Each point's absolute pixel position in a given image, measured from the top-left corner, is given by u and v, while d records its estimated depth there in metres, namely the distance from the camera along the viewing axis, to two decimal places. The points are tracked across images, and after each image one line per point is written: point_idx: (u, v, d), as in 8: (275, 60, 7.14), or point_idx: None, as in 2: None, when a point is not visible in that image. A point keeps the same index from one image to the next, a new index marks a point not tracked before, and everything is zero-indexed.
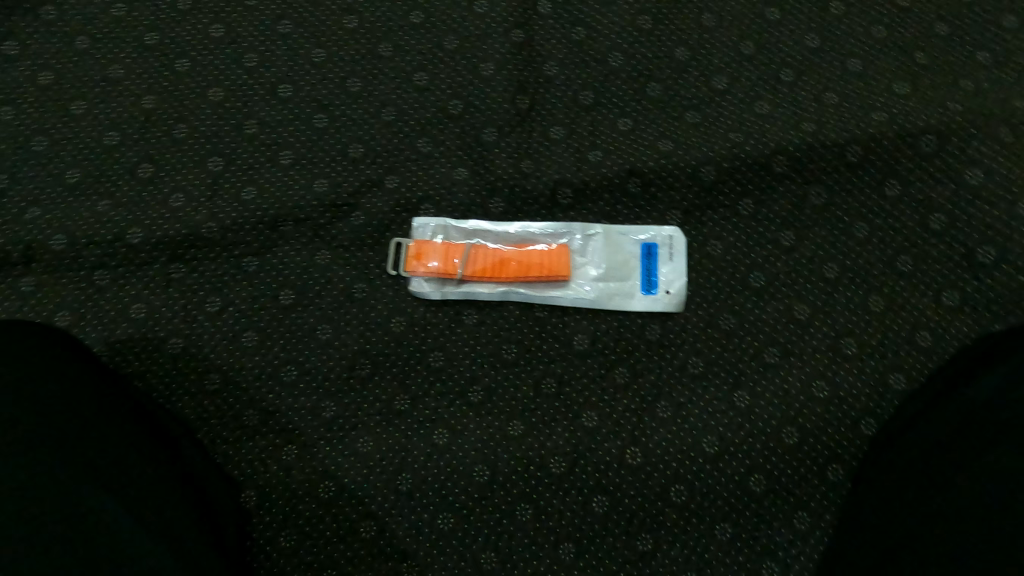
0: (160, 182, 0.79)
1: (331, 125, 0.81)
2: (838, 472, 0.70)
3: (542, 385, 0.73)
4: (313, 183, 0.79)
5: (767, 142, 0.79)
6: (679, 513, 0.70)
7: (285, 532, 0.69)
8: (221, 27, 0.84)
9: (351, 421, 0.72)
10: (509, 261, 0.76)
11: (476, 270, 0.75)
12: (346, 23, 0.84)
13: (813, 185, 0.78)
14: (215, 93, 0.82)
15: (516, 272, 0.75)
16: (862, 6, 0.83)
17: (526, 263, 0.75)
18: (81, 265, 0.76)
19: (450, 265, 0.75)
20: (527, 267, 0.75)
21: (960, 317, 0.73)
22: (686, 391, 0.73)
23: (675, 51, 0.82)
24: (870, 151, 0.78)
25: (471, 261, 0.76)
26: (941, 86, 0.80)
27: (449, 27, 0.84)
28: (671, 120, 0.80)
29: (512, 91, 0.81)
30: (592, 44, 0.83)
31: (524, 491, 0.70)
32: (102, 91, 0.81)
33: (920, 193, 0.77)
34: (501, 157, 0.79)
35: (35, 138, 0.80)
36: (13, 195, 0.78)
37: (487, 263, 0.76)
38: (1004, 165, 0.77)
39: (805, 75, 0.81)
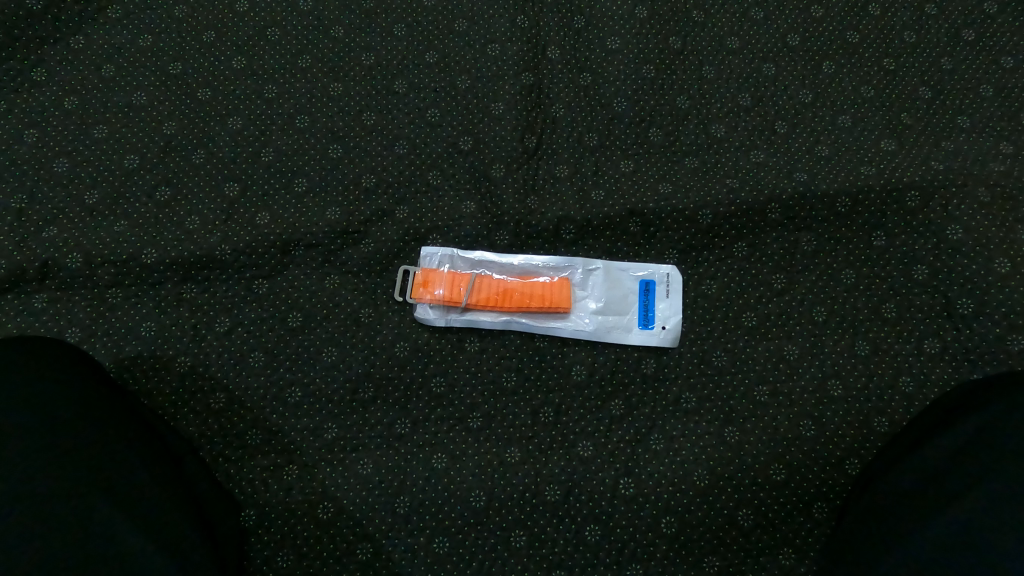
0: (176, 205, 0.81)
1: (344, 156, 0.83)
2: (822, 510, 0.72)
3: (539, 415, 0.76)
4: (324, 211, 0.81)
5: (764, 188, 0.82)
6: (669, 546, 0.71)
7: (283, 550, 0.71)
8: (242, 58, 0.87)
9: (352, 443, 0.75)
10: (512, 292, 0.78)
11: (480, 299, 0.78)
12: (363, 59, 0.87)
13: (807, 231, 0.81)
14: (234, 122, 0.85)
15: (519, 303, 0.78)
16: (853, 65, 0.87)
17: (528, 294, 0.78)
18: (95, 283, 0.78)
19: (455, 293, 0.78)
20: (529, 299, 0.78)
21: (940, 365, 0.76)
22: (679, 425, 0.75)
23: (678, 98, 0.86)
24: (861, 199, 0.81)
25: (476, 290, 0.78)
26: (924, 145, 0.84)
27: (462, 66, 0.87)
28: (672, 164, 0.83)
29: (520, 130, 0.84)
30: (599, 87, 0.86)
31: (518, 518, 0.72)
32: (124, 115, 0.84)
33: (904, 244, 0.80)
34: (507, 192, 0.82)
35: (56, 158, 0.82)
36: (33, 212, 0.80)
37: (492, 292, 0.78)
38: (982, 222, 0.80)
39: (798, 128, 0.85)
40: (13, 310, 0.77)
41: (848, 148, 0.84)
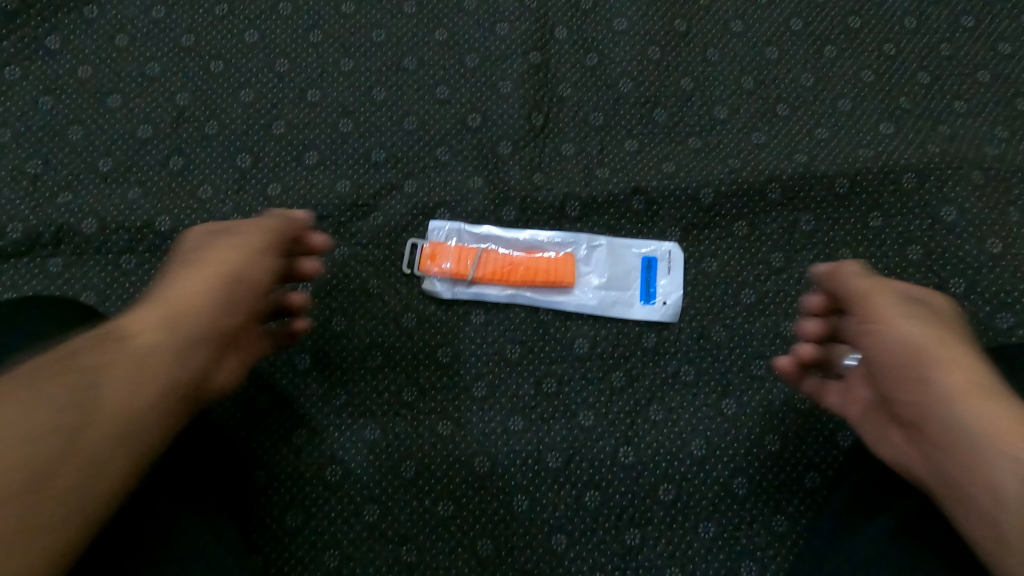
0: (189, 175, 0.83)
1: (354, 131, 0.85)
2: (814, 479, 0.75)
3: (543, 385, 0.78)
4: (334, 184, 0.83)
5: (765, 168, 0.84)
6: (666, 511, 0.74)
7: (292, 511, 0.73)
8: (255, 33, 0.88)
9: (360, 410, 0.77)
10: (517, 266, 0.80)
11: (486, 273, 0.79)
12: (373, 35, 0.88)
13: (806, 210, 0.83)
14: (246, 95, 0.86)
15: (524, 277, 0.79)
16: (855, 49, 0.89)
17: (533, 269, 0.80)
18: (109, 249, 0.80)
19: (462, 267, 0.79)
20: (534, 273, 0.79)
21: None
22: (678, 396, 0.77)
23: (683, 79, 0.87)
24: (859, 181, 0.83)
25: (482, 264, 0.80)
26: (921, 130, 0.86)
27: (471, 43, 0.88)
28: (675, 144, 0.85)
29: (527, 108, 0.86)
30: (606, 67, 0.87)
31: (521, 484, 0.75)
32: (138, 86, 0.86)
33: (899, 225, 0.82)
34: (514, 168, 0.84)
35: (71, 127, 0.84)
36: (48, 179, 0.82)
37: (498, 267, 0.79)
38: (976, 205, 0.82)
39: (800, 110, 0.87)
40: (28, 273, 0.78)
41: (847, 131, 0.86)
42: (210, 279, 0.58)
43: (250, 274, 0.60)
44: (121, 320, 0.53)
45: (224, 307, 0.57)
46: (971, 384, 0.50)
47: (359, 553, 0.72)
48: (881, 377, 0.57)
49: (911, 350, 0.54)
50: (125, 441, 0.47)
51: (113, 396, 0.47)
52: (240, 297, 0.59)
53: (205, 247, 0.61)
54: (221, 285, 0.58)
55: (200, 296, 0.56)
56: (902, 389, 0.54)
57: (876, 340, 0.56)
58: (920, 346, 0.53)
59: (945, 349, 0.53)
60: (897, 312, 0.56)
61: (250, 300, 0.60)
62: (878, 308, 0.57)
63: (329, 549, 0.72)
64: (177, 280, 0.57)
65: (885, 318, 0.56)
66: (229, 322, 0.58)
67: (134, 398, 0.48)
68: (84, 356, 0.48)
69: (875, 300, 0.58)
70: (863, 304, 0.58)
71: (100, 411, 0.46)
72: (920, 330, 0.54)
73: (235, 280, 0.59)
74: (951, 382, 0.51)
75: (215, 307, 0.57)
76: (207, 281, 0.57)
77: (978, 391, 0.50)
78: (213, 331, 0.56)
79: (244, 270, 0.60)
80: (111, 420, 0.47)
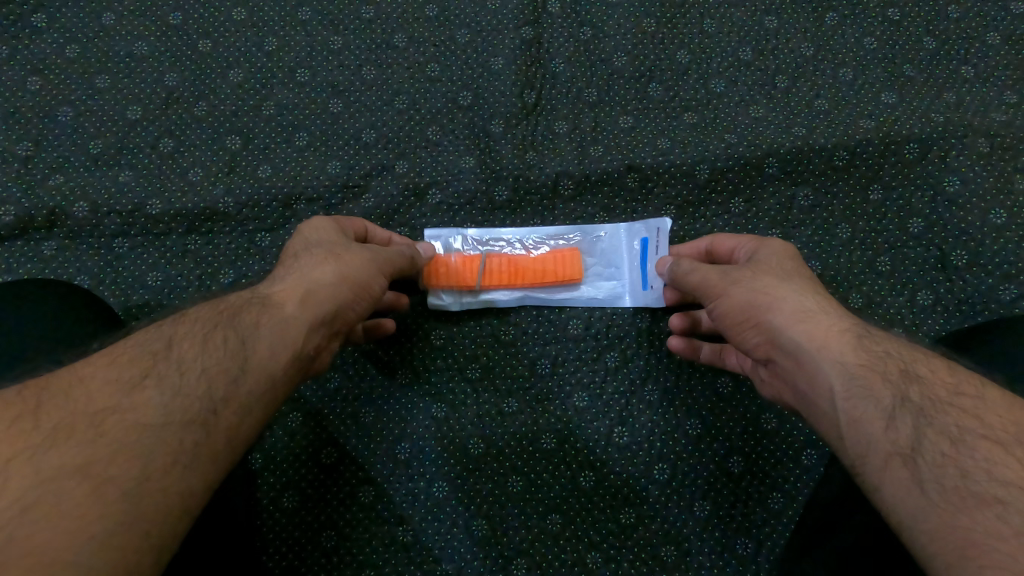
0: (179, 157, 0.82)
1: (344, 111, 0.84)
2: (811, 457, 0.74)
3: (537, 366, 0.77)
4: (325, 165, 0.82)
5: (762, 142, 0.82)
6: (661, 490, 0.74)
7: (288, 493, 0.74)
8: (243, 12, 0.87)
9: (354, 393, 0.77)
10: (524, 267, 0.77)
11: (492, 280, 0.77)
12: (362, 12, 0.87)
13: (804, 185, 0.81)
14: (235, 75, 0.85)
15: (532, 279, 0.76)
16: (857, 17, 0.86)
17: (540, 268, 0.77)
18: (102, 233, 0.80)
19: (467, 278, 0.76)
20: (542, 273, 0.77)
21: (934, 317, 0.76)
22: (673, 375, 0.77)
23: (679, 52, 0.85)
24: (859, 154, 0.81)
25: (488, 271, 0.77)
26: (926, 99, 0.83)
27: (462, 19, 0.86)
28: (671, 119, 0.83)
29: (519, 84, 0.84)
30: (599, 40, 0.85)
31: (516, 464, 0.75)
32: (126, 67, 0.85)
33: (901, 198, 0.80)
34: (507, 146, 0.82)
35: (60, 109, 0.83)
36: (39, 162, 0.82)
37: (504, 271, 0.76)
38: (980, 176, 0.80)
39: (799, 82, 0.84)
40: (22, 258, 0.79)
41: (848, 103, 0.84)
42: (337, 273, 0.59)
43: (369, 277, 0.62)
44: (270, 291, 0.57)
45: (347, 302, 0.59)
46: (798, 310, 0.55)
47: (355, 533, 0.73)
48: (733, 337, 0.60)
49: (747, 302, 0.57)
50: (267, 404, 0.51)
51: (261, 356, 0.51)
52: (359, 296, 0.61)
53: (327, 240, 0.64)
54: (351, 285, 0.60)
55: (335, 288, 0.58)
56: (751, 335, 0.58)
57: (717, 307, 0.61)
58: (750, 297, 0.57)
59: (771, 287, 0.58)
60: (725, 277, 0.60)
61: (365, 302, 0.62)
62: (709, 279, 0.62)
63: (326, 530, 0.73)
64: (321, 265, 0.60)
65: (720, 284, 0.60)
66: (345, 314, 0.60)
67: (278, 361, 0.52)
68: (244, 317, 0.53)
69: (706, 274, 0.63)
70: (702, 280, 0.63)
71: (255, 368, 0.51)
72: (747, 283, 0.59)
73: (358, 284, 0.61)
74: (778, 315, 0.55)
75: (342, 301, 0.59)
76: (339, 279, 0.59)
77: (803, 313, 0.55)
78: (332, 321, 0.58)
79: (367, 272, 0.62)
80: (263, 379, 0.51)
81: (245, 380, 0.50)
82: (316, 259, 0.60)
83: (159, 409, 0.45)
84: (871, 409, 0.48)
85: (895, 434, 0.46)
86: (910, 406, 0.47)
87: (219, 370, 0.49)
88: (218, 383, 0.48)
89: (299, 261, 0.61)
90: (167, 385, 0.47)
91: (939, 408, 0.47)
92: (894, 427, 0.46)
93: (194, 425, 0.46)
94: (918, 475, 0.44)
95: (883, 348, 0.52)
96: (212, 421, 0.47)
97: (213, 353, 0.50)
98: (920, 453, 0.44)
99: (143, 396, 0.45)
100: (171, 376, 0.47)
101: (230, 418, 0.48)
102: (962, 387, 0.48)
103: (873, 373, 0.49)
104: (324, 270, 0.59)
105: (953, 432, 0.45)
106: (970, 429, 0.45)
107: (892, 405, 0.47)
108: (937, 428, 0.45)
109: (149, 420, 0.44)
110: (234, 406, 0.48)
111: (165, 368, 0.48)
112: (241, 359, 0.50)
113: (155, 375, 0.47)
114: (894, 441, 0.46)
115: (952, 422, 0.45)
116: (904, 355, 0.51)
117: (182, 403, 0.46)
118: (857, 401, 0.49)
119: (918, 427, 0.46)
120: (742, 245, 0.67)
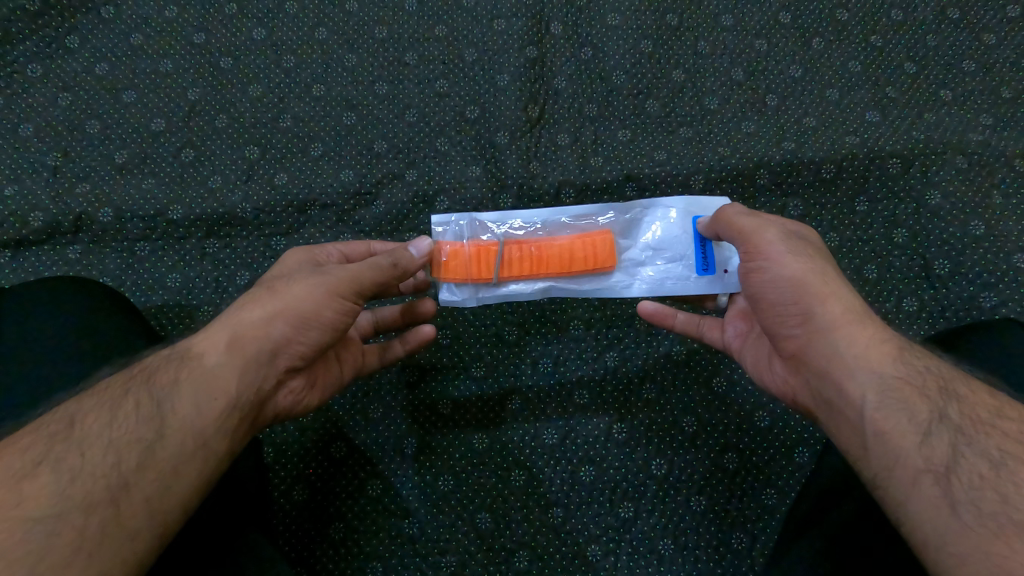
0: (200, 166, 0.87)
1: (357, 123, 0.88)
2: (803, 455, 0.77)
3: (540, 365, 0.81)
4: (339, 174, 0.86)
5: (753, 156, 0.86)
6: (659, 485, 0.76)
7: (298, 485, 0.77)
8: (262, 31, 0.92)
9: (363, 389, 0.80)
10: (548, 258, 0.73)
11: (512, 270, 0.73)
12: (376, 32, 0.92)
13: (794, 196, 0.85)
14: (254, 90, 0.90)
15: (557, 269, 0.73)
16: (843, 41, 0.92)
17: (568, 260, 0.73)
18: (126, 237, 0.84)
19: (486, 270, 0.72)
20: (571, 264, 0.73)
21: (919, 322, 0.80)
22: (670, 375, 0.80)
23: (674, 73, 0.90)
24: (845, 167, 0.86)
25: (508, 264, 0.73)
26: (908, 118, 0.88)
27: (469, 39, 0.91)
28: (667, 134, 0.88)
29: (523, 100, 0.89)
30: (600, 60, 0.91)
31: (519, 459, 0.77)
32: (152, 82, 0.90)
33: (885, 209, 0.84)
34: (512, 158, 0.87)
35: (89, 122, 0.88)
36: (67, 170, 0.86)
37: (527, 262, 0.73)
38: (959, 189, 0.85)
39: (788, 100, 0.89)
40: (48, 260, 0.82)
41: (835, 120, 0.88)
42: (269, 311, 0.58)
43: (314, 308, 0.59)
44: (196, 342, 0.57)
45: (287, 339, 0.58)
46: (846, 310, 0.56)
47: (363, 525, 0.75)
48: (767, 315, 0.60)
49: (799, 282, 0.57)
50: (202, 459, 0.52)
51: (183, 415, 0.52)
52: (302, 329, 0.58)
53: (272, 277, 0.63)
54: (288, 320, 0.58)
55: (269, 328, 0.58)
56: (789, 320, 0.58)
57: (762, 278, 0.60)
58: (803, 276, 0.57)
59: (829, 277, 0.58)
60: (780, 248, 0.59)
61: (318, 335, 0.60)
62: (763, 240, 0.60)
63: (334, 522, 0.75)
64: (253, 306, 0.59)
65: (773, 250, 0.59)
66: (290, 352, 0.59)
67: (202, 416, 0.53)
68: (162, 377, 0.54)
69: (765, 230, 0.61)
70: (756, 235, 0.61)
71: (174, 429, 0.51)
72: (802, 263, 0.58)
73: (301, 319, 0.58)
74: (828, 311, 0.56)
75: (278, 340, 0.58)
76: (274, 317, 0.58)
77: (851, 316, 0.56)
78: (269, 360, 0.58)
79: (312, 303, 0.59)
80: (185, 438, 0.51)
81: (161, 446, 0.50)
82: (248, 300, 0.60)
83: (56, 495, 0.45)
84: (904, 422, 0.50)
85: (929, 452, 0.48)
86: (947, 423, 0.49)
87: (132, 440, 0.49)
88: (129, 454, 0.49)
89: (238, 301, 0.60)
90: (65, 468, 0.47)
91: (978, 428, 0.48)
92: (929, 443, 0.48)
93: (99, 507, 0.46)
94: (952, 495, 0.45)
95: (925, 364, 0.53)
96: (123, 498, 0.47)
97: (124, 422, 0.50)
98: (956, 473, 0.46)
99: (36, 484, 0.45)
100: (72, 457, 0.47)
101: (146, 489, 0.48)
102: (1004, 411, 0.50)
103: (910, 387, 0.51)
104: (254, 311, 0.58)
105: (993, 455, 0.46)
106: (1010, 454, 0.46)
107: (928, 420, 0.49)
108: (976, 450, 0.47)
109: (41, 511, 0.44)
110: (151, 475, 0.49)
111: (67, 447, 0.48)
112: (157, 423, 0.51)
113: (52, 458, 0.47)
114: (928, 458, 0.48)
115: (992, 446, 0.47)
116: (945, 373, 0.53)
117: (81, 486, 0.46)
118: (890, 413, 0.50)
119: (955, 447, 0.47)
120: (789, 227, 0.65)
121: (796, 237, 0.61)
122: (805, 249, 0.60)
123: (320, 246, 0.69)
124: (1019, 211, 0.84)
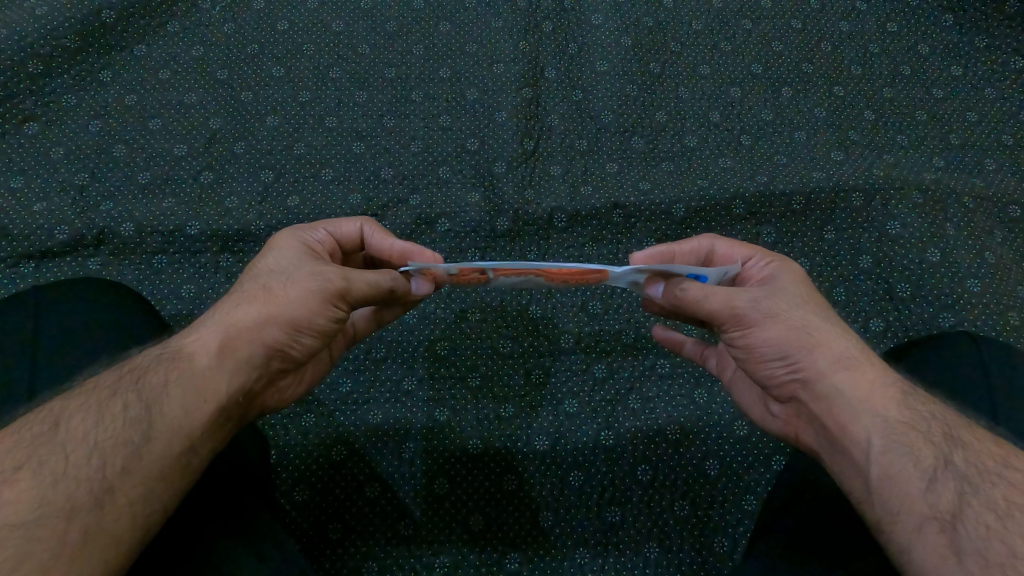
0: (217, 188, 0.93)
1: (366, 152, 0.96)
2: (782, 462, 0.81)
3: (532, 375, 0.86)
4: (348, 197, 0.93)
5: (730, 187, 0.94)
6: (644, 491, 0.80)
7: (299, 487, 0.80)
8: (281, 68, 1.00)
9: (364, 396, 0.84)
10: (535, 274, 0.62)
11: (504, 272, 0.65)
12: (385, 72, 1.00)
13: (767, 225, 0.93)
14: (272, 119, 0.97)
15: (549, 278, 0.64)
16: (808, 90, 1.01)
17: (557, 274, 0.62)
18: (144, 250, 0.89)
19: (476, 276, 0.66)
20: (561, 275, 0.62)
21: (885, 341, 0.86)
22: (654, 386, 0.85)
23: (656, 115, 0.99)
24: (813, 200, 0.94)
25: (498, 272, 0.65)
26: (868, 157, 0.97)
27: (471, 81, 1.00)
28: (650, 167, 0.96)
29: (519, 135, 0.97)
30: (589, 102, 0.99)
31: (511, 464, 0.81)
32: (178, 112, 0.97)
33: (851, 237, 0.92)
34: (509, 186, 0.94)
35: (116, 146, 0.94)
36: (92, 190, 0.92)
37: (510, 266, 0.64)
38: (918, 222, 0.93)
39: (760, 140, 0.98)
40: (70, 272, 0.87)
41: (803, 158, 0.97)
42: (262, 313, 0.60)
43: (306, 315, 0.60)
44: (186, 341, 0.58)
45: (279, 343, 0.60)
46: (838, 357, 0.58)
47: (360, 526, 0.78)
48: (753, 368, 0.62)
49: (785, 340, 0.59)
50: (188, 463, 0.53)
51: (169, 416, 0.53)
52: (285, 332, 0.60)
53: (264, 272, 0.64)
54: (281, 325, 0.60)
55: (263, 331, 0.59)
56: (778, 371, 0.60)
57: (747, 341, 0.61)
58: (788, 336, 0.59)
59: (812, 327, 0.60)
60: (759, 311, 0.60)
61: (307, 339, 0.62)
62: (737, 311, 0.60)
63: (333, 522, 0.78)
64: (246, 306, 0.60)
65: (751, 316, 0.60)
66: (282, 353, 0.61)
67: (195, 419, 0.54)
68: (151, 377, 0.55)
69: (734, 296, 0.61)
70: (728, 309, 0.60)
71: (162, 432, 0.52)
72: (783, 321, 0.60)
73: (293, 324, 0.60)
74: (821, 358, 0.58)
75: (270, 344, 0.60)
76: (266, 321, 0.60)
77: (847, 361, 0.58)
78: (259, 361, 0.60)
79: (305, 310, 0.60)
80: (173, 440, 0.52)
81: (148, 449, 0.51)
82: (243, 299, 0.61)
83: (36, 499, 0.46)
84: (909, 466, 0.51)
85: (935, 498, 0.50)
86: (953, 470, 0.51)
87: (119, 442, 0.51)
88: (115, 457, 0.50)
89: (232, 299, 0.62)
90: (48, 470, 0.48)
91: (985, 478, 0.50)
92: (934, 490, 0.50)
93: (81, 513, 0.47)
94: (957, 544, 0.47)
95: (929, 409, 0.55)
96: (107, 503, 0.48)
97: (112, 423, 0.51)
98: (962, 522, 0.48)
99: (16, 488, 0.46)
100: (55, 461, 0.48)
101: (131, 493, 0.49)
102: (1011, 459, 0.51)
103: (916, 431, 0.53)
104: (248, 313, 0.60)
105: (1000, 506, 0.48)
106: (1019, 505, 0.48)
107: (933, 467, 0.51)
108: (981, 499, 0.49)
109: (18, 518, 0.45)
110: (135, 480, 0.50)
111: (48, 451, 0.49)
112: (145, 424, 0.52)
113: (34, 462, 0.48)
114: (933, 505, 0.49)
115: (999, 495, 0.49)
116: (947, 418, 0.55)
117: (62, 491, 0.47)
118: (894, 456, 0.52)
119: (961, 495, 0.49)
120: (767, 264, 0.68)
121: (765, 293, 0.62)
122: (782, 303, 0.61)
123: (309, 229, 0.70)
124: (972, 242, 0.92)
